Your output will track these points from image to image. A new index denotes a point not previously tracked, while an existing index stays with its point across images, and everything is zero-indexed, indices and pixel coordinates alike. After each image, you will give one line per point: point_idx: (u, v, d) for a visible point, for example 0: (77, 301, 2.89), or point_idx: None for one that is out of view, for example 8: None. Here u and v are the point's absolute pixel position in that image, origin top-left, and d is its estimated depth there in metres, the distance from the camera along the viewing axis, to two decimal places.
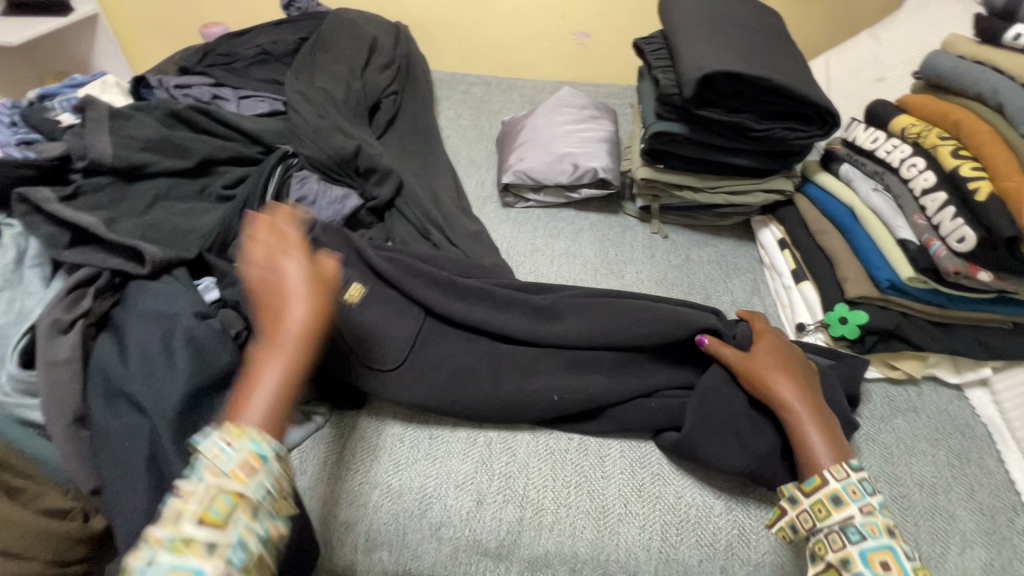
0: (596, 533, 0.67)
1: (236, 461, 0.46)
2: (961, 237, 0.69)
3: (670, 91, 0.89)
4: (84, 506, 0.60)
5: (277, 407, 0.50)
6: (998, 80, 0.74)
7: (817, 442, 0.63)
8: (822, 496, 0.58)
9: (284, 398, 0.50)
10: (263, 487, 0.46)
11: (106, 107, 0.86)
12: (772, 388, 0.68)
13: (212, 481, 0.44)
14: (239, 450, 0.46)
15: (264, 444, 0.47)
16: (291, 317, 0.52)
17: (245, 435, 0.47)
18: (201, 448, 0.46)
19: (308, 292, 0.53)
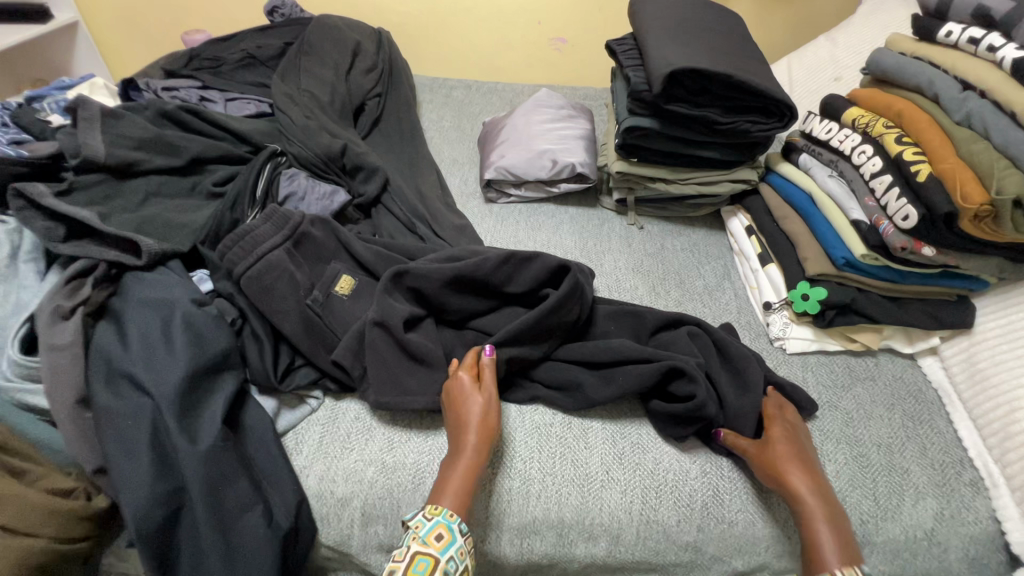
0: (581, 498, 0.72)
1: (432, 532, 0.61)
2: (905, 215, 0.76)
3: (640, 88, 0.94)
4: (86, 487, 0.62)
5: (462, 500, 0.64)
6: (933, 73, 0.81)
7: (826, 539, 0.62)
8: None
9: (468, 490, 0.65)
10: (453, 555, 0.60)
11: (98, 107, 0.88)
12: (793, 491, 0.65)
13: (415, 544, 0.59)
14: (435, 523, 0.61)
15: (454, 521, 0.62)
16: (471, 429, 0.69)
17: (441, 512, 0.62)
18: (410, 521, 0.62)
19: (488, 407, 0.71)
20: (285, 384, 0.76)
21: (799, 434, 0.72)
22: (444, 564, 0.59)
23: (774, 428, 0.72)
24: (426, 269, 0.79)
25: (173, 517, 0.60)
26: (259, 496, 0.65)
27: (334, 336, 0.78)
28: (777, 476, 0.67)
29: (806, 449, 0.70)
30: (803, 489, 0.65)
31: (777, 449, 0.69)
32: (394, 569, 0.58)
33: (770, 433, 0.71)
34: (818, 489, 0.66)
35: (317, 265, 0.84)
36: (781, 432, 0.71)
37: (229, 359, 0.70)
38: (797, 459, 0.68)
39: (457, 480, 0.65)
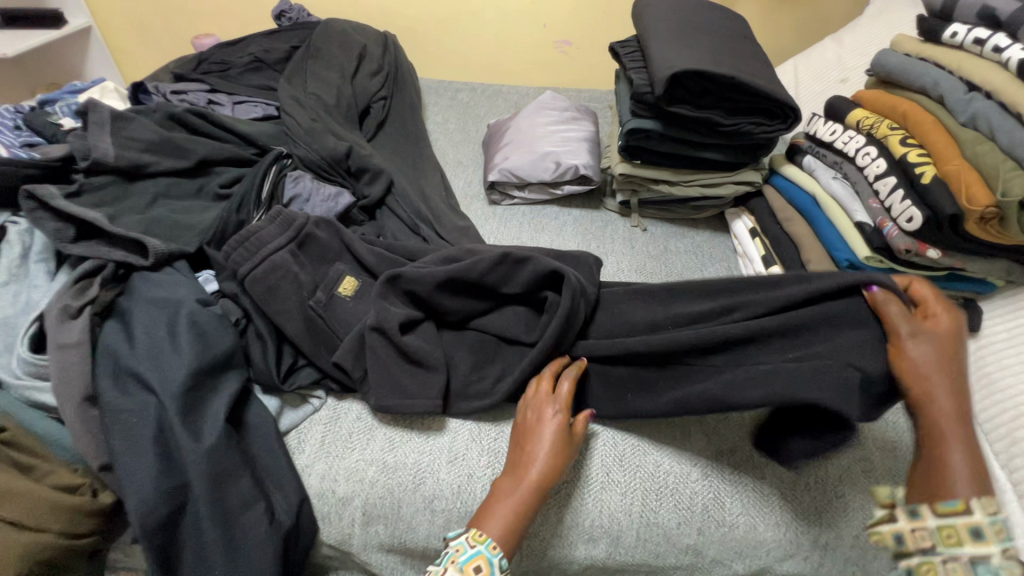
0: (580, 500, 0.72)
1: (472, 561, 0.61)
2: (910, 217, 0.75)
3: (643, 90, 0.94)
4: (92, 483, 0.63)
5: (511, 529, 0.63)
6: (939, 74, 0.81)
7: (960, 464, 0.57)
8: (955, 520, 0.55)
9: (517, 521, 0.63)
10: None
11: (108, 110, 0.90)
12: (931, 406, 0.60)
13: (451, 567, 0.60)
14: (476, 552, 0.61)
15: (496, 554, 0.61)
16: (535, 458, 0.67)
17: (484, 542, 0.62)
18: (452, 543, 0.63)
19: (559, 445, 0.68)
20: (287, 383, 0.77)
21: (943, 332, 0.63)
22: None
23: (934, 321, 0.64)
24: (419, 272, 0.79)
25: (177, 514, 0.61)
26: (262, 494, 0.65)
27: (337, 337, 0.78)
28: (915, 390, 0.61)
29: (954, 357, 0.62)
30: (941, 394, 0.60)
31: (920, 352, 0.62)
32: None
33: (927, 327, 0.64)
34: (960, 409, 0.60)
35: (321, 266, 0.85)
36: (922, 335, 0.63)
37: (232, 358, 0.71)
38: (943, 370, 0.61)
39: (505, 508, 0.64)
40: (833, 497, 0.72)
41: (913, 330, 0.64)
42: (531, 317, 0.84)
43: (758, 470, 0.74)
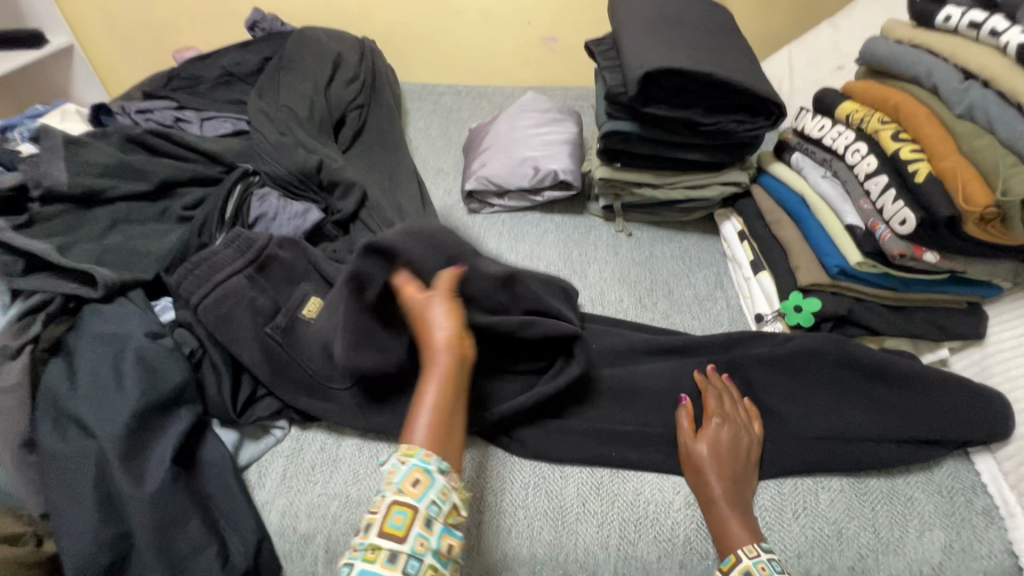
0: (554, 533, 0.67)
1: (408, 477, 0.52)
2: (902, 219, 0.69)
3: (616, 91, 0.89)
4: (36, 531, 0.60)
5: (439, 429, 0.55)
6: (933, 61, 0.74)
7: (737, 531, 0.63)
8: (737, 574, 0.60)
9: (444, 420, 0.56)
10: (433, 500, 0.51)
11: (62, 136, 0.88)
12: (704, 478, 0.67)
13: (386, 491, 0.51)
14: (410, 466, 0.52)
15: (428, 459, 0.53)
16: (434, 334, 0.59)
17: (416, 454, 0.53)
18: (383, 467, 0.53)
19: (451, 312, 0.61)
20: (245, 416, 0.73)
21: (737, 433, 0.69)
22: (423, 513, 0.50)
23: (713, 405, 0.72)
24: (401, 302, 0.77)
25: (119, 564, 0.58)
26: (214, 537, 0.62)
27: (298, 368, 0.75)
28: (698, 479, 0.67)
29: (742, 445, 0.69)
30: (714, 482, 0.66)
31: (700, 454, 0.68)
32: (371, 519, 0.50)
33: (707, 411, 0.71)
34: (734, 490, 0.66)
35: (283, 290, 0.82)
36: (716, 436, 0.68)
37: (184, 393, 0.68)
38: (721, 453, 0.67)
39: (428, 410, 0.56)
40: (825, 524, 0.66)
41: (694, 442, 0.69)
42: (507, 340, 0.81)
43: None
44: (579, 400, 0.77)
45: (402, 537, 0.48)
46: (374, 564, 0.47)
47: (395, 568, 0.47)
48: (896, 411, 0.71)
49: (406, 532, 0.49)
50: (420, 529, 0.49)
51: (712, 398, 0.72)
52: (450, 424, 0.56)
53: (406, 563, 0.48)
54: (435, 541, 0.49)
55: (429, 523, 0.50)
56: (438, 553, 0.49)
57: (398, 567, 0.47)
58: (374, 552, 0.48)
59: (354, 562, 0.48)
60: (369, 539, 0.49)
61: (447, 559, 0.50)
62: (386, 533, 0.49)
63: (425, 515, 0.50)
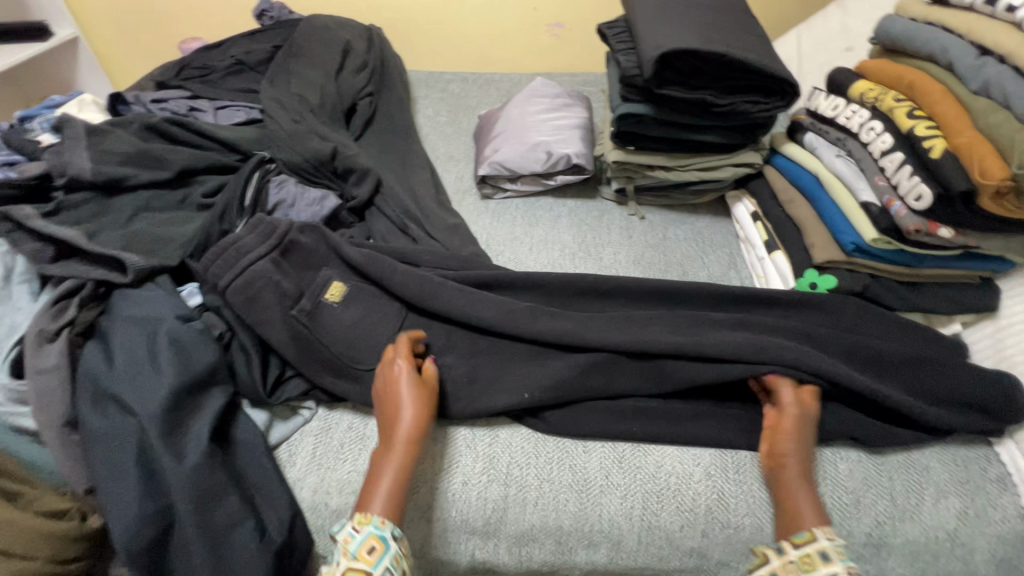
0: (579, 505, 0.69)
1: (364, 544, 0.58)
2: (919, 195, 0.71)
3: (632, 73, 0.90)
4: (82, 506, 0.62)
5: (395, 499, 0.62)
6: (948, 38, 0.75)
7: (808, 507, 0.63)
8: (810, 551, 0.58)
9: (401, 489, 0.63)
10: (386, 566, 0.57)
11: (83, 125, 0.88)
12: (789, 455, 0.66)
13: (343, 558, 0.57)
14: (366, 534, 0.58)
15: (383, 527, 0.59)
16: (790, 450, 0.66)
17: (372, 523, 0.59)
18: (338, 535, 0.59)
19: (809, 417, 0.69)
20: (274, 396, 0.75)
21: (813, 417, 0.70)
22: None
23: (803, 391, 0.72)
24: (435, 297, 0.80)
25: (163, 535, 0.60)
26: (251, 511, 0.64)
27: (323, 350, 0.76)
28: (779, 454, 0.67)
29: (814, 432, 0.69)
30: (789, 474, 0.66)
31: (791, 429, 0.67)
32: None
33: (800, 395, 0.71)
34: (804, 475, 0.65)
35: (305, 274, 0.83)
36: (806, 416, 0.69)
37: (216, 373, 0.70)
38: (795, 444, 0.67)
39: (388, 479, 0.63)
40: (844, 493, 0.68)
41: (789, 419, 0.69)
42: None
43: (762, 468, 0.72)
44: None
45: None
46: None
47: None
48: (912, 384, 0.73)
49: None
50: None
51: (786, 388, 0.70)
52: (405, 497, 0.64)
53: None
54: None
55: None
56: None
57: None
58: None
59: None
60: None
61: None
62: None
63: None
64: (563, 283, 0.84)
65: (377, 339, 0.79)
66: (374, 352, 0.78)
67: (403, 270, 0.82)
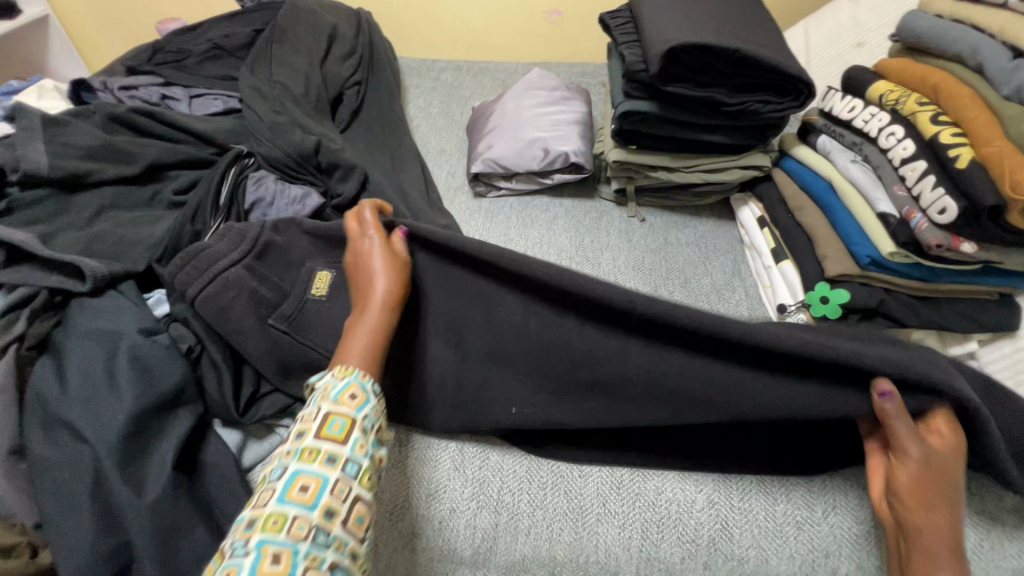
0: (574, 535, 0.65)
1: (346, 389, 0.53)
2: (942, 208, 0.66)
3: (636, 67, 0.84)
4: (31, 540, 0.56)
5: (374, 350, 0.57)
6: (978, 38, 0.70)
7: None
8: None
9: (379, 345, 0.58)
10: (371, 413, 0.53)
11: (39, 114, 0.81)
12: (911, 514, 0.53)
13: (323, 401, 0.51)
14: (347, 382, 0.53)
15: (365, 379, 0.54)
16: (912, 506, 0.53)
17: (352, 373, 0.54)
18: (318, 383, 0.54)
19: (931, 461, 0.53)
20: (248, 415, 0.69)
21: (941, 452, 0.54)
22: (361, 424, 0.52)
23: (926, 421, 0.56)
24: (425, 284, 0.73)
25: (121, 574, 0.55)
26: (219, 544, 0.59)
27: (311, 358, 0.71)
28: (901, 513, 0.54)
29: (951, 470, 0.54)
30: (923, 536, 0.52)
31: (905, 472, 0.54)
32: (304, 427, 0.50)
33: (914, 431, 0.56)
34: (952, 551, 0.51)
35: (289, 272, 0.76)
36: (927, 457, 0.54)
37: (183, 393, 0.64)
38: (924, 497, 0.53)
39: (360, 336, 0.58)
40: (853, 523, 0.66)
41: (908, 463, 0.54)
42: None
43: (768, 496, 0.68)
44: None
45: (342, 441, 0.50)
46: (311, 463, 0.48)
47: (334, 468, 0.48)
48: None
49: (347, 438, 0.50)
50: (360, 436, 0.51)
51: (905, 421, 0.54)
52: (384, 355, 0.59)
53: (348, 463, 0.49)
54: (371, 450, 0.52)
55: (368, 437, 0.52)
56: (373, 462, 0.52)
57: (337, 467, 0.49)
58: (310, 452, 0.49)
59: (287, 460, 0.49)
60: (305, 443, 0.49)
61: (377, 467, 0.52)
62: (324, 437, 0.49)
63: (364, 424, 0.52)
64: None
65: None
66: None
67: None
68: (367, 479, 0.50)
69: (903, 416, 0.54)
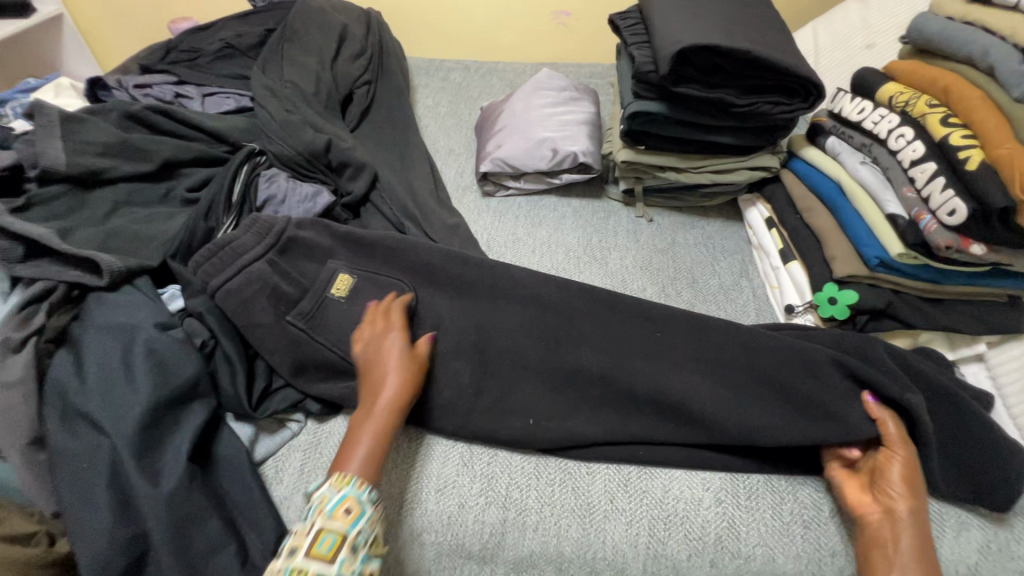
0: (582, 531, 0.66)
1: (341, 504, 0.55)
2: (951, 210, 0.66)
3: (646, 68, 0.84)
4: (49, 528, 0.58)
5: (373, 461, 0.59)
6: (989, 41, 0.71)
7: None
8: None
9: (378, 456, 0.60)
10: (363, 528, 0.54)
11: (57, 112, 0.82)
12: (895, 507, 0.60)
13: (318, 519, 0.53)
14: (343, 495, 0.55)
15: (361, 490, 0.56)
16: (897, 499, 0.61)
17: (349, 484, 0.56)
18: (314, 496, 0.56)
19: (913, 476, 0.63)
20: (261, 409, 0.70)
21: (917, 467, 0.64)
22: (352, 539, 0.53)
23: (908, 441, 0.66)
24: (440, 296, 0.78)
25: (138, 563, 0.56)
26: (233, 535, 0.60)
27: (327, 352, 0.72)
28: (884, 506, 0.61)
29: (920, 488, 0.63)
30: (903, 527, 0.59)
31: (895, 474, 0.63)
32: (296, 547, 0.52)
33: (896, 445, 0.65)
34: (917, 525, 0.60)
35: (309, 268, 0.78)
36: (909, 463, 0.64)
37: (198, 386, 0.65)
38: (909, 496, 0.61)
39: (363, 445, 0.60)
40: None
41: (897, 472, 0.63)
42: (529, 329, 0.77)
43: (775, 495, 0.68)
44: (608, 391, 0.73)
45: (329, 560, 0.51)
46: None
47: None
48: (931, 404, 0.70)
49: (334, 557, 0.51)
50: (348, 554, 0.52)
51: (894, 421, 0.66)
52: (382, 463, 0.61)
53: None
54: (360, 568, 0.52)
55: (356, 552, 0.53)
56: None
57: None
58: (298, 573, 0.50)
59: None
60: (295, 561, 0.51)
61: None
62: (313, 556, 0.51)
63: (352, 541, 0.53)
64: (570, 289, 0.79)
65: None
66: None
67: (411, 253, 0.81)
68: None
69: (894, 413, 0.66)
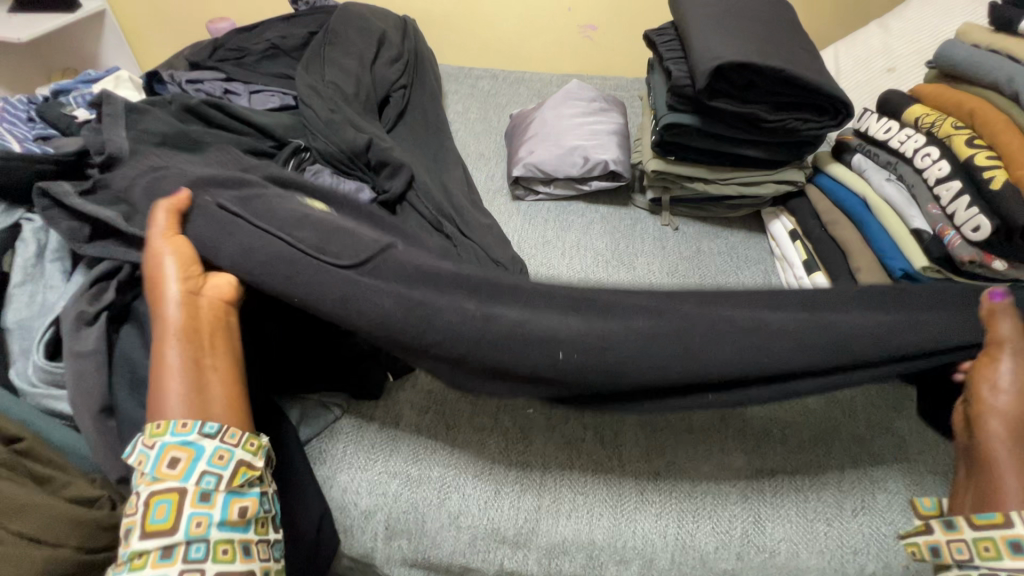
0: (614, 520, 0.68)
1: (162, 459, 0.53)
2: (976, 226, 0.70)
3: (682, 82, 0.89)
4: (110, 495, 0.63)
5: (189, 384, 0.56)
6: (1014, 69, 0.75)
7: (1011, 482, 0.55)
8: (991, 532, 0.54)
9: (192, 371, 0.57)
10: (197, 478, 0.52)
11: (123, 102, 0.87)
12: (988, 426, 0.59)
13: (142, 486, 0.52)
14: (161, 450, 0.53)
15: (179, 434, 0.53)
16: (998, 401, 0.59)
17: (162, 435, 0.53)
18: (132, 460, 0.53)
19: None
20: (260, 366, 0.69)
21: None
22: (194, 491, 0.52)
23: None
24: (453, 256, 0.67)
25: None
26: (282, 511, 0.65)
27: (276, 240, 0.61)
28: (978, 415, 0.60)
29: None
30: (997, 428, 0.58)
31: (1001, 374, 0.59)
32: (132, 524, 0.51)
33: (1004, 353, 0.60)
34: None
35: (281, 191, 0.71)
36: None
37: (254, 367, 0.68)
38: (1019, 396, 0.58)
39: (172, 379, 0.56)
40: (882, 525, 0.69)
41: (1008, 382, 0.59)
42: None
43: (801, 493, 0.70)
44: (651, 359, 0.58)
45: (171, 527, 0.51)
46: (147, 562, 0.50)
47: (173, 559, 0.50)
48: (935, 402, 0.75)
49: (176, 519, 0.51)
50: (195, 508, 0.52)
51: (1011, 326, 0.61)
52: (204, 383, 0.57)
53: (187, 546, 0.51)
54: (213, 516, 0.52)
55: (201, 500, 0.52)
56: (224, 522, 0.53)
57: (177, 557, 0.50)
58: (143, 552, 0.50)
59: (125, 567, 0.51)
60: (132, 544, 0.50)
61: (237, 524, 0.53)
62: (150, 530, 0.51)
63: (194, 494, 0.52)
64: None
65: (356, 242, 0.63)
66: (353, 246, 0.62)
67: None
68: (221, 550, 0.52)
69: (1013, 316, 0.61)
